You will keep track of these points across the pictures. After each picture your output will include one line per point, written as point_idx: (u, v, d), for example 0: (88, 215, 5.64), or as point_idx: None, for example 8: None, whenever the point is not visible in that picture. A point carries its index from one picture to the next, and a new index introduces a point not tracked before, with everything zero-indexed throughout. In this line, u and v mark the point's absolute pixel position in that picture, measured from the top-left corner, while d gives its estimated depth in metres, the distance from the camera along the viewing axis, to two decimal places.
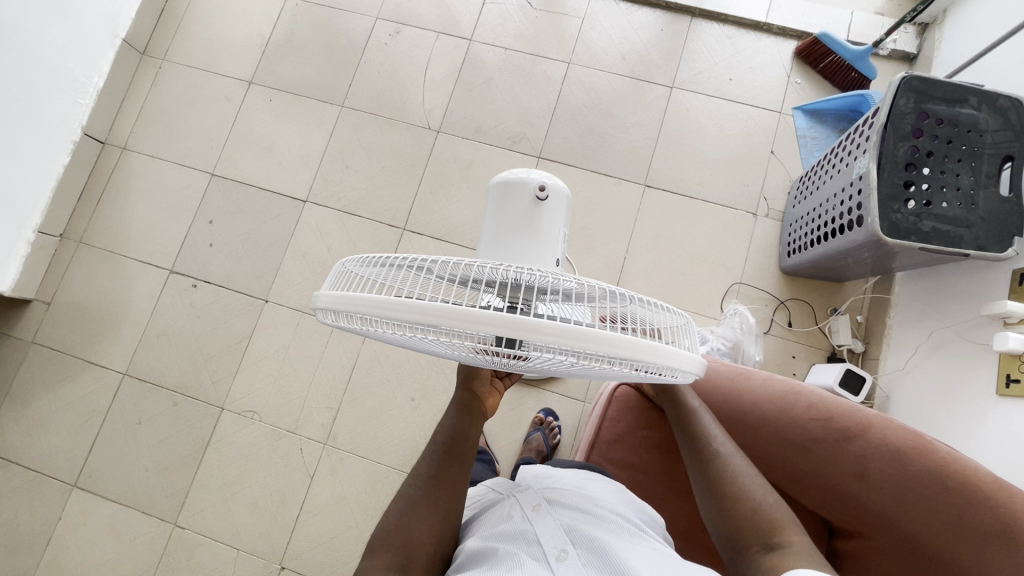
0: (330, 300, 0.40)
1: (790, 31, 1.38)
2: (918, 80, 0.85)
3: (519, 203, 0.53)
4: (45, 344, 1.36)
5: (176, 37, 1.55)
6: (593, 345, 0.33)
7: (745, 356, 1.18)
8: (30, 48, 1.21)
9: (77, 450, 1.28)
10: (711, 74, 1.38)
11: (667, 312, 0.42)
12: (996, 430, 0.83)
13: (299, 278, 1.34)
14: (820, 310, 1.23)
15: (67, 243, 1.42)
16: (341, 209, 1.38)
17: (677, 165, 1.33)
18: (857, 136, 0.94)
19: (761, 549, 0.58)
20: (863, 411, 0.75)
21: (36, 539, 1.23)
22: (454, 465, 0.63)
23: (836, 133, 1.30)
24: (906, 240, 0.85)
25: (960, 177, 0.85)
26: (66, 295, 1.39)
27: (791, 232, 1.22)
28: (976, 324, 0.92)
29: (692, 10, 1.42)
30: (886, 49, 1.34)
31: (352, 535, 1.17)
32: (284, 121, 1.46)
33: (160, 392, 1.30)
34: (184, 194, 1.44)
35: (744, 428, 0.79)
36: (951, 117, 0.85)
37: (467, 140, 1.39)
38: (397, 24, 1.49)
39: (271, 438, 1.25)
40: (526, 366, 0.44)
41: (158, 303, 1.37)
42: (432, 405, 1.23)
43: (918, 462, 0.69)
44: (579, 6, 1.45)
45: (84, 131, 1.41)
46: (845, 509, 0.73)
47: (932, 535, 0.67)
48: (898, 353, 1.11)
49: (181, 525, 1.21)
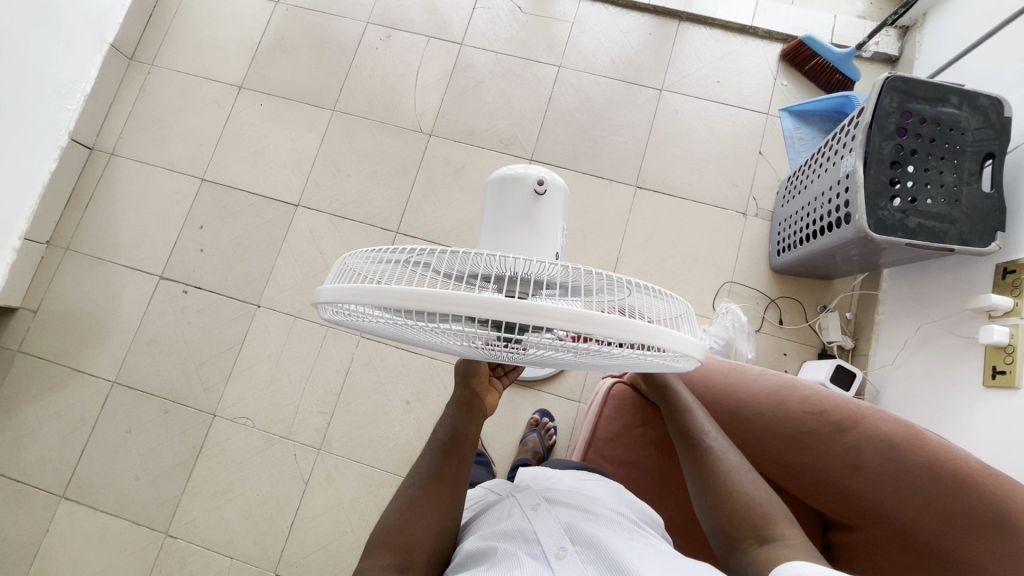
0: (332, 293, 0.41)
1: (775, 35, 1.41)
2: (901, 79, 0.87)
3: (519, 198, 0.55)
4: (32, 352, 1.33)
5: (165, 42, 1.54)
6: (596, 329, 0.34)
7: (738, 354, 1.20)
8: (17, 53, 1.20)
9: (65, 460, 1.26)
10: (699, 77, 1.40)
11: (667, 301, 0.43)
12: (983, 421, 0.85)
13: (291, 282, 1.34)
14: (810, 308, 1.25)
15: (54, 250, 1.40)
16: (334, 212, 1.37)
17: (668, 166, 1.35)
18: (843, 135, 0.96)
19: (755, 542, 0.58)
20: (856, 402, 0.76)
21: (23, 552, 1.21)
22: (453, 463, 0.63)
23: (822, 134, 1.33)
24: (893, 236, 0.87)
25: (944, 174, 0.87)
26: (54, 303, 1.36)
27: (780, 231, 1.24)
28: (962, 318, 0.94)
29: (679, 14, 1.44)
30: (869, 51, 1.37)
31: (348, 540, 1.15)
32: (275, 126, 1.45)
33: (150, 399, 1.29)
34: (174, 199, 1.42)
35: (739, 422, 0.79)
36: (933, 116, 0.87)
37: (459, 143, 1.40)
38: (387, 29, 1.49)
39: (265, 444, 1.23)
40: (527, 355, 0.45)
41: (148, 309, 1.35)
42: (427, 407, 1.23)
43: (911, 452, 0.70)
44: (568, 11, 1.47)
45: (71, 137, 1.40)
46: (840, 501, 0.74)
47: (927, 523, 0.68)
48: (887, 349, 1.13)
49: (174, 535, 1.19)
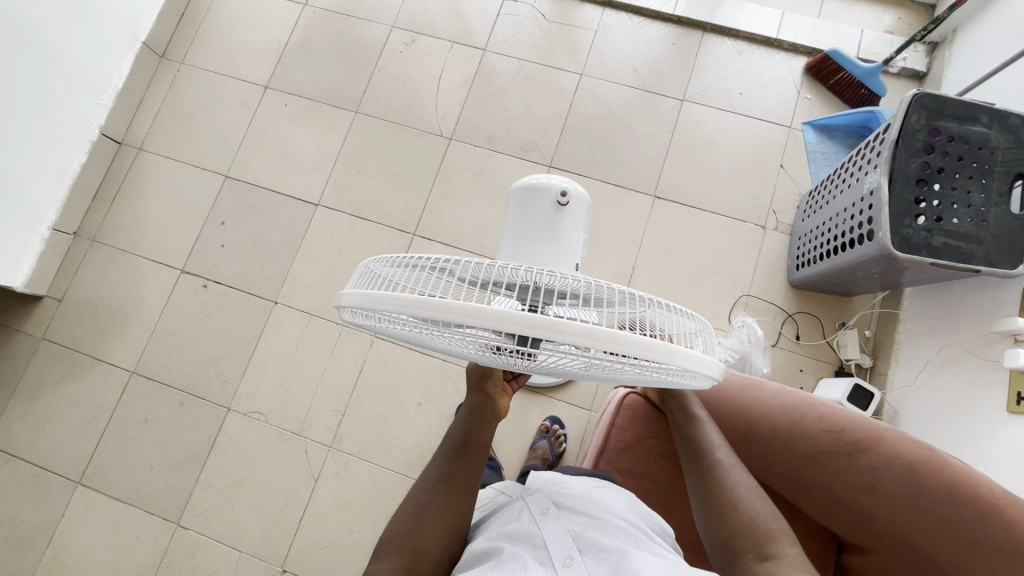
0: (352, 298, 0.42)
1: (801, 48, 1.40)
2: (930, 96, 0.86)
3: (544, 206, 0.62)
4: (55, 340, 1.37)
5: (195, 41, 1.58)
6: (616, 346, 0.34)
7: (753, 368, 1.18)
8: (51, 45, 1.24)
9: (83, 447, 1.29)
10: (721, 88, 1.40)
11: (686, 318, 0.44)
12: (1004, 447, 0.83)
13: (308, 280, 1.35)
14: (829, 324, 1.23)
15: (80, 241, 1.44)
16: (353, 213, 1.39)
17: (686, 177, 1.34)
18: (868, 151, 0.95)
19: (755, 557, 0.57)
20: (875, 423, 0.75)
21: (38, 536, 1.23)
22: (465, 467, 0.64)
23: (846, 149, 1.31)
24: (917, 255, 0.86)
25: (971, 194, 0.86)
26: (79, 292, 1.40)
27: (800, 246, 1.22)
28: (987, 340, 0.92)
29: (704, 25, 1.43)
30: (896, 66, 1.35)
31: (355, 539, 1.16)
32: (298, 126, 1.48)
33: (167, 390, 1.31)
34: (198, 194, 1.45)
35: (754, 438, 0.79)
36: (962, 134, 0.86)
37: (479, 148, 1.41)
38: (412, 33, 1.51)
39: (276, 440, 1.25)
40: (539, 365, 0.45)
41: (169, 302, 1.38)
42: (438, 410, 1.23)
43: (930, 475, 0.69)
44: (592, 19, 1.47)
45: (102, 131, 1.43)
46: (853, 522, 0.73)
47: (945, 550, 0.66)
48: (906, 369, 1.10)
49: (185, 525, 1.21)
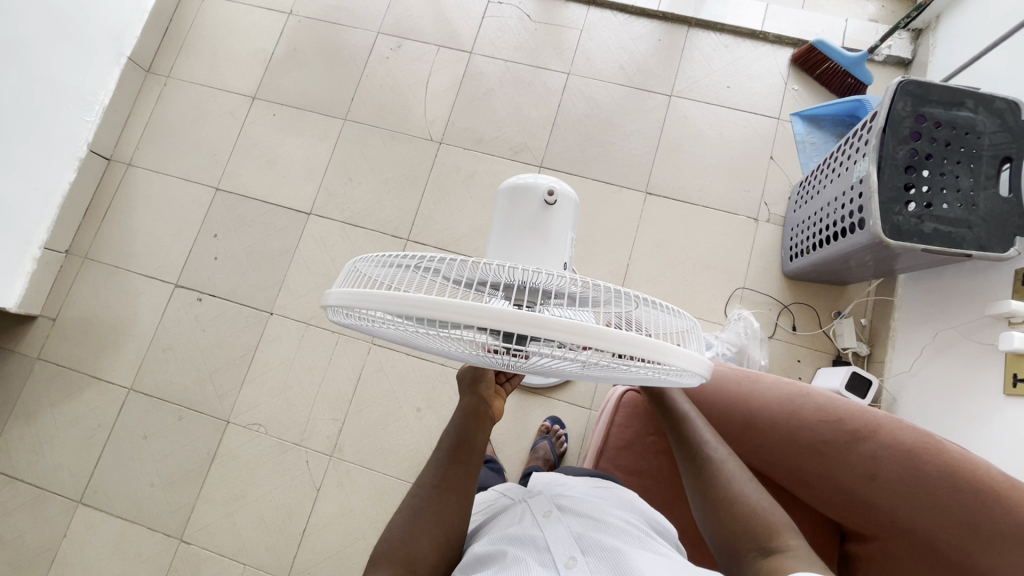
0: (338, 297, 0.42)
1: (786, 39, 1.40)
2: (915, 83, 0.86)
3: (531, 205, 0.62)
4: (50, 360, 1.36)
5: (181, 54, 1.57)
6: (601, 341, 0.34)
7: (751, 360, 1.18)
8: (39, 66, 1.24)
9: (82, 466, 1.28)
10: (708, 82, 1.40)
11: (675, 315, 0.44)
12: (1001, 430, 0.83)
13: (303, 290, 1.35)
14: (824, 313, 1.23)
15: (72, 259, 1.43)
16: (345, 221, 1.39)
17: (677, 172, 1.34)
18: (856, 140, 0.95)
19: (758, 554, 0.57)
20: (872, 411, 0.75)
21: (40, 557, 1.22)
22: (460, 471, 0.63)
23: (835, 139, 1.31)
24: (908, 241, 0.86)
25: (960, 178, 0.86)
26: (73, 311, 1.39)
27: (793, 236, 1.22)
28: (981, 324, 0.92)
29: (689, 20, 1.44)
30: (881, 55, 1.36)
31: (359, 547, 1.16)
32: (287, 135, 1.47)
33: (165, 406, 1.30)
34: (189, 208, 1.45)
35: (753, 431, 0.79)
36: (948, 119, 0.86)
37: (469, 151, 1.41)
38: (398, 38, 1.51)
39: (277, 451, 1.24)
40: (530, 365, 0.45)
41: (164, 316, 1.37)
42: (438, 414, 1.23)
43: (928, 462, 0.69)
44: (577, 18, 1.48)
45: (90, 148, 1.43)
46: (855, 511, 0.74)
47: (945, 535, 0.66)
48: (904, 355, 1.11)
49: (187, 540, 1.20)
